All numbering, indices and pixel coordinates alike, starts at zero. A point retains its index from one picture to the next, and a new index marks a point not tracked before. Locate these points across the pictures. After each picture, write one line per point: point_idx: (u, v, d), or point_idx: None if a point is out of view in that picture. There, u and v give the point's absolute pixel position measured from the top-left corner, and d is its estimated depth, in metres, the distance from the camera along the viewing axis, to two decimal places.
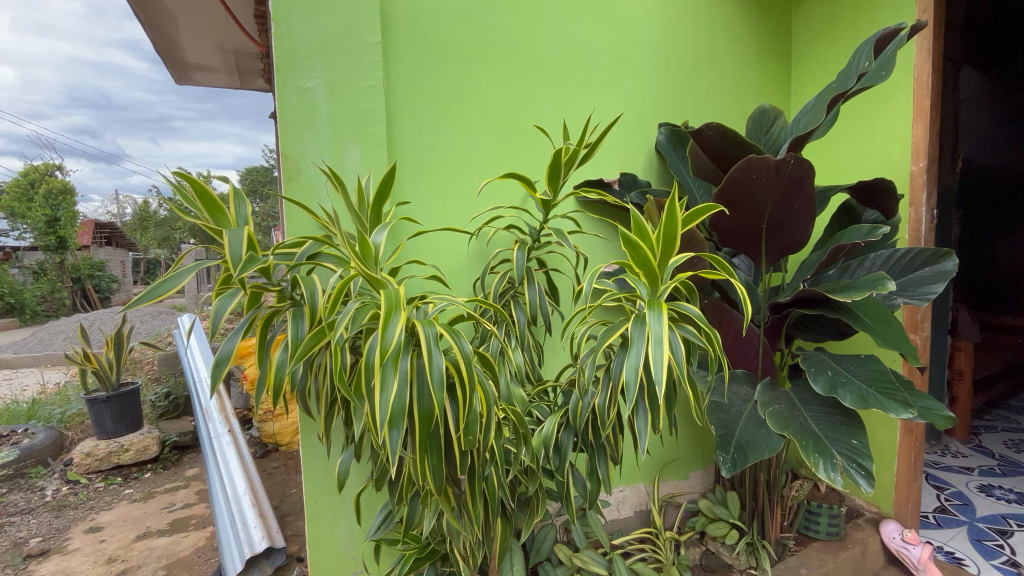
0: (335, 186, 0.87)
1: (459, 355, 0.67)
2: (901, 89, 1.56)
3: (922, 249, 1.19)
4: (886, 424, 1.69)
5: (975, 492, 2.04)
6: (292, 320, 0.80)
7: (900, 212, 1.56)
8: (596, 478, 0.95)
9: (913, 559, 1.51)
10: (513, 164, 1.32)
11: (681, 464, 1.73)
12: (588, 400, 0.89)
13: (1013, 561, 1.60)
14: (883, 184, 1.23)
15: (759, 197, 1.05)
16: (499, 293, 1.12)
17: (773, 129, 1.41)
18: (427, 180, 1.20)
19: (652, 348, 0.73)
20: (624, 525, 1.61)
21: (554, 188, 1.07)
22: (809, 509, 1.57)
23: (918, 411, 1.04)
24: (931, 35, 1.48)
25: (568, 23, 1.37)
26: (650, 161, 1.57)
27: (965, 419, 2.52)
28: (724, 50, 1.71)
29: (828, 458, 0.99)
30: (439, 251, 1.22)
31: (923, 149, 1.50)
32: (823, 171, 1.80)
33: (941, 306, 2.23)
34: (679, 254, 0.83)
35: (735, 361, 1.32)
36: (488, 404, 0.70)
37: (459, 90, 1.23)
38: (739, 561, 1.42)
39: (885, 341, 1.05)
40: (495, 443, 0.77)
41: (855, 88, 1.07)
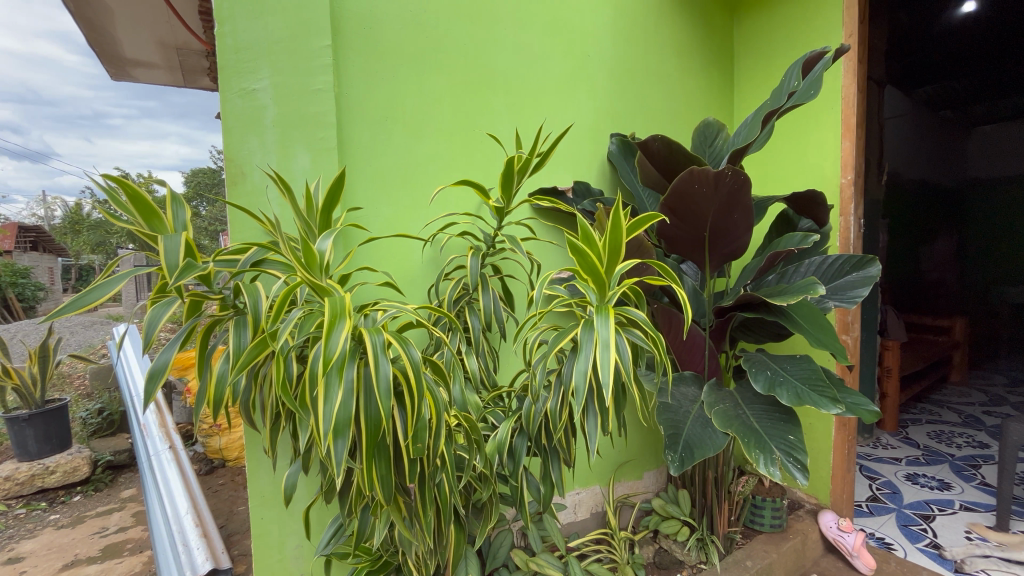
0: (282, 191, 0.86)
1: (408, 363, 0.66)
2: (830, 107, 1.68)
3: (850, 256, 1.28)
4: (823, 420, 1.80)
5: (903, 481, 2.20)
6: (234, 330, 0.77)
7: (831, 221, 1.67)
8: (550, 481, 0.96)
9: (849, 547, 1.61)
10: (468, 171, 1.33)
11: (635, 465, 1.78)
12: (540, 405, 0.90)
13: (935, 543, 1.74)
14: (814, 195, 1.32)
15: (701, 206, 1.10)
16: (453, 300, 1.12)
17: (716, 142, 1.48)
18: (380, 186, 1.19)
19: (600, 352, 0.75)
20: (580, 527, 1.63)
21: (507, 195, 1.09)
22: (754, 503, 1.65)
23: (848, 406, 1.11)
24: (856, 58, 1.60)
25: (522, 34, 1.40)
26: (602, 170, 1.62)
27: (893, 413, 2.72)
28: (672, 65, 1.79)
29: (767, 453, 1.04)
30: (393, 258, 1.20)
31: (851, 163, 1.62)
32: (763, 182, 1.91)
33: (870, 308, 2.40)
34: (626, 260, 0.86)
35: (683, 363, 1.37)
36: (437, 410, 0.70)
37: (413, 97, 1.23)
38: (691, 557, 1.48)
39: (817, 342, 1.12)
40: (446, 450, 0.77)
41: (785, 106, 1.14)
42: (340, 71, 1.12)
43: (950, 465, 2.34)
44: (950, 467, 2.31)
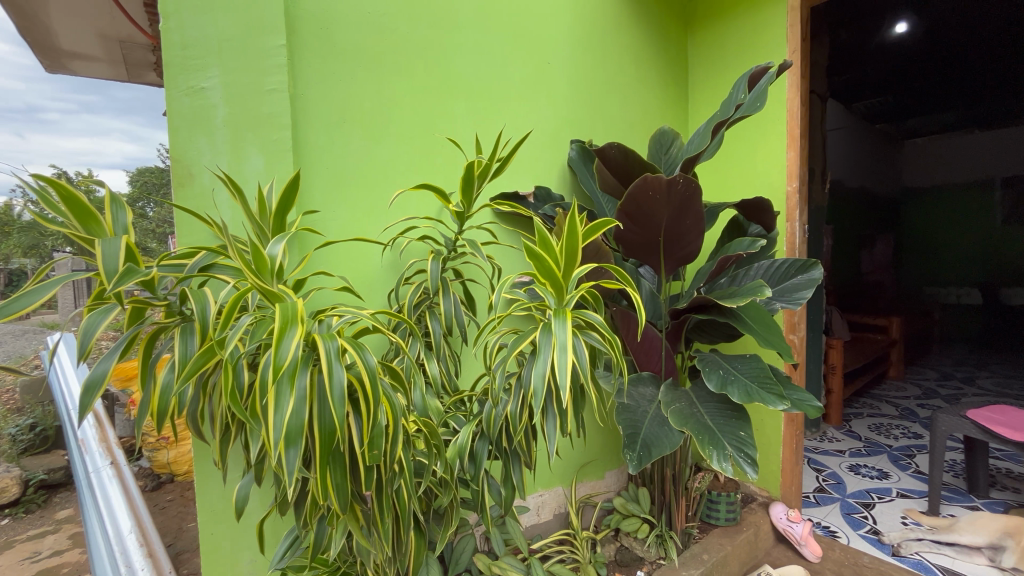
0: (233, 194, 0.84)
1: (363, 370, 0.65)
2: (775, 118, 1.77)
3: (794, 260, 1.36)
4: (773, 416, 1.89)
5: (846, 471, 2.34)
6: (180, 338, 0.74)
7: (778, 226, 1.76)
8: (511, 484, 0.97)
9: (797, 536, 1.70)
10: (428, 175, 1.32)
11: (597, 465, 1.82)
12: (501, 409, 0.90)
13: (874, 529, 1.85)
14: (761, 202, 1.39)
15: (655, 212, 1.14)
16: (414, 304, 1.11)
17: (671, 149, 1.53)
18: (337, 188, 1.17)
19: (557, 354, 0.77)
20: (543, 529, 1.65)
21: (467, 200, 1.09)
22: (709, 498, 1.71)
23: (794, 402, 1.18)
24: (798, 73, 1.70)
25: (482, 40, 1.41)
26: (562, 176, 1.65)
27: (838, 408, 2.88)
28: (629, 73, 1.84)
29: (720, 449, 1.08)
30: (350, 263, 1.19)
31: (796, 172, 1.72)
32: (715, 188, 1.99)
33: (815, 309, 2.54)
34: (583, 265, 0.88)
35: (642, 364, 1.41)
36: (394, 416, 0.69)
37: (372, 99, 1.21)
38: (650, 553, 1.52)
39: (765, 341, 1.18)
40: (404, 457, 0.76)
41: (733, 117, 1.20)
42: (295, 70, 1.09)
43: (888, 455, 2.50)
44: (888, 457, 2.47)
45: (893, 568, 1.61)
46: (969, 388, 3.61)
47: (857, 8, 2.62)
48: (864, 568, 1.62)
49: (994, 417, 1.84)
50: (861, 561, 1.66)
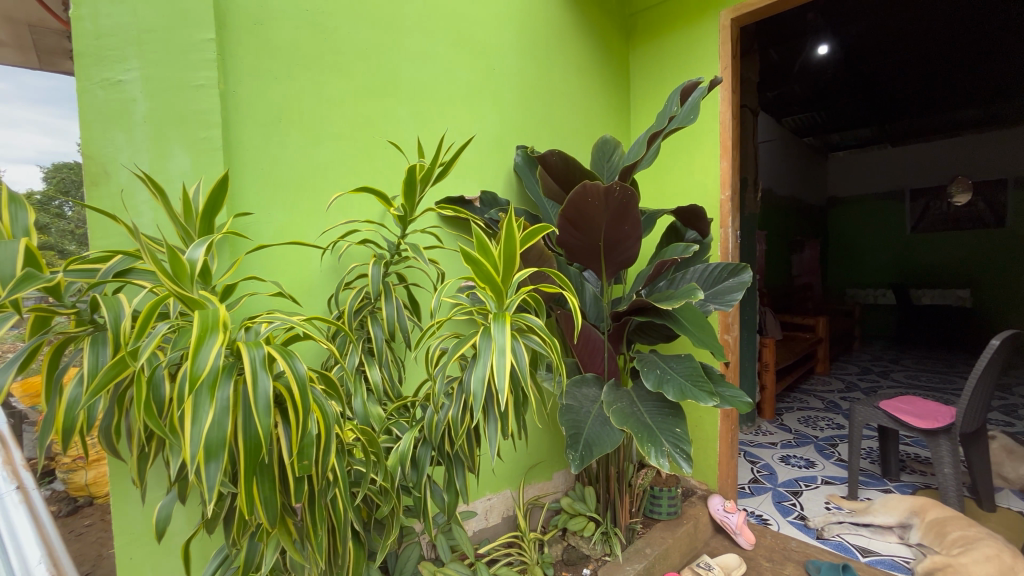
0: (154, 194, 0.79)
1: (293, 378, 0.63)
2: (709, 130, 1.88)
3: (726, 264, 1.44)
4: (711, 413, 1.99)
5: (778, 462, 2.49)
6: (90, 348, 0.68)
7: (713, 232, 1.86)
8: (454, 489, 0.97)
9: (733, 525, 1.79)
10: (371, 177, 1.30)
11: (545, 467, 1.84)
12: (442, 414, 0.90)
13: (801, 515, 1.99)
14: (695, 209, 1.46)
15: (594, 218, 1.18)
16: (355, 309, 1.08)
17: (613, 157, 1.58)
18: (272, 190, 1.12)
19: (496, 358, 0.78)
20: (492, 533, 1.64)
21: (410, 204, 1.08)
22: (652, 493, 1.77)
23: (726, 399, 1.24)
24: (729, 88, 1.80)
25: (427, 43, 1.41)
26: (508, 181, 1.67)
27: (770, 403, 3.06)
28: (574, 82, 1.89)
29: (658, 446, 1.13)
30: (287, 267, 1.14)
31: (728, 181, 1.82)
32: (655, 195, 2.07)
33: (748, 309, 2.70)
34: (523, 269, 0.90)
35: (586, 365, 1.44)
36: (326, 424, 0.67)
37: (310, 99, 1.18)
38: (596, 551, 1.56)
39: (698, 341, 1.24)
40: (339, 466, 0.74)
41: (668, 128, 1.26)
42: (226, 65, 1.04)
43: (814, 446, 2.68)
44: (814, 447, 2.66)
45: (818, 550, 1.74)
46: (884, 381, 3.95)
47: (783, 30, 2.82)
48: (793, 552, 1.73)
49: (903, 407, 2.02)
50: (790, 545, 1.78)
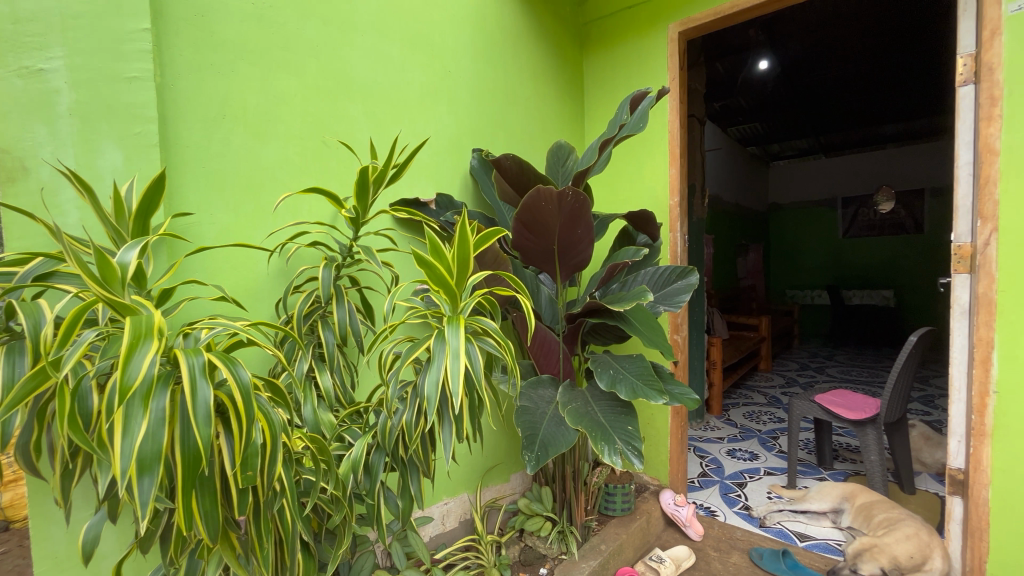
0: (80, 192, 0.73)
1: (236, 387, 0.60)
2: (659, 138, 1.95)
3: (675, 267, 1.50)
4: (662, 411, 2.06)
5: (725, 456, 2.61)
6: (5, 359, 0.63)
7: (663, 236, 1.93)
8: (409, 494, 0.96)
9: (683, 518, 1.86)
10: (321, 178, 1.27)
11: (502, 469, 1.85)
12: (396, 419, 0.89)
13: (745, 505, 2.09)
14: (645, 214, 1.52)
15: (548, 222, 1.20)
16: (304, 314, 1.05)
17: (567, 163, 1.61)
18: (216, 190, 1.07)
19: (450, 361, 0.78)
20: (449, 537, 1.63)
21: (362, 206, 1.07)
22: (607, 491, 1.81)
23: (675, 396, 1.29)
24: (676, 98, 1.88)
25: (380, 43, 1.39)
26: (464, 184, 1.67)
27: (718, 400, 3.20)
28: (529, 87, 1.92)
29: (610, 444, 1.16)
30: (231, 270, 1.09)
31: (677, 187, 1.90)
32: (609, 200, 2.12)
33: (696, 309, 2.82)
34: (477, 273, 0.90)
35: (542, 367, 1.46)
36: (272, 433, 0.65)
37: (257, 95, 1.14)
38: (552, 550, 1.58)
39: (648, 341, 1.29)
40: (287, 476, 0.72)
41: (619, 136, 1.30)
42: (162, 56, 0.99)
43: (757, 439, 2.83)
44: (758, 441, 2.80)
45: (760, 538, 1.84)
46: (821, 376, 4.22)
47: (726, 44, 2.97)
48: (737, 541, 1.82)
49: (835, 400, 2.17)
50: (735, 535, 1.86)
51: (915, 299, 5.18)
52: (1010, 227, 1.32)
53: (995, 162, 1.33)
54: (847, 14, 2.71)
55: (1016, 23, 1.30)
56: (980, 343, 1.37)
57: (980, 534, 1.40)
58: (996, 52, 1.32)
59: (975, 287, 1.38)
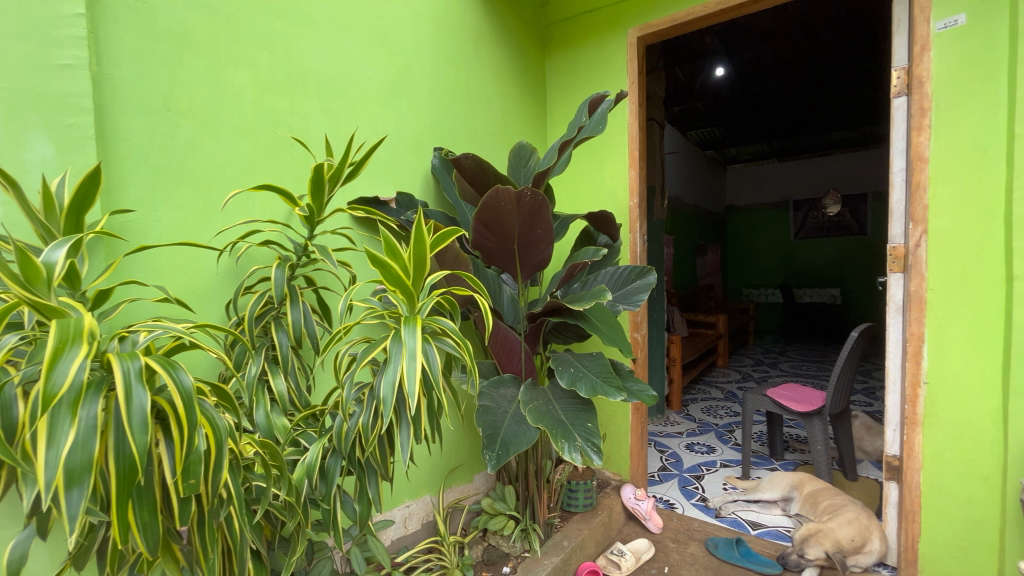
0: (3, 186, 0.68)
1: (177, 392, 0.57)
2: (619, 140, 1.99)
3: (633, 267, 1.53)
4: (623, 407, 2.10)
5: (683, 450, 2.69)
6: None
7: (623, 237, 1.98)
8: (366, 498, 0.94)
9: (643, 511, 1.91)
10: (275, 175, 1.23)
11: (465, 469, 1.85)
12: (352, 422, 0.87)
13: (702, 496, 2.16)
14: (605, 214, 1.54)
15: (508, 222, 1.21)
16: (256, 315, 1.01)
17: (529, 163, 1.62)
18: (159, 186, 1.02)
19: (406, 362, 0.77)
20: (411, 540, 1.61)
21: (317, 205, 1.04)
22: (569, 488, 1.84)
23: (633, 393, 1.32)
24: (635, 101, 1.93)
25: (337, 38, 1.36)
26: (425, 183, 1.65)
27: (677, 395, 3.30)
28: (491, 87, 1.92)
29: (570, 441, 1.18)
30: (176, 270, 1.04)
31: (636, 188, 1.94)
32: (571, 200, 2.15)
33: (656, 308, 2.90)
34: (435, 273, 0.90)
35: (504, 366, 1.47)
36: (217, 439, 0.62)
37: (205, 88, 1.09)
38: (515, 548, 1.59)
39: (608, 340, 1.31)
40: (234, 484, 0.69)
41: (578, 137, 1.32)
42: (99, 43, 0.93)
43: (714, 433, 2.93)
44: (715, 435, 2.90)
45: (716, 528, 1.91)
46: (773, 371, 4.41)
47: (685, 50, 3.06)
48: (694, 532, 1.89)
49: (785, 393, 2.27)
50: (693, 526, 1.93)
51: (859, 297, 5.49)
52: (937, 230, 1.43)
53: (924, 169, 1.43)
54: (796, 26, 2.85)
55: (943, 41, 1.40)
56: (913, 337, 1.46)
57: (913, 516, 1.50)
58: (925, 67, 1.42)
59: (908, 285, 1.48)
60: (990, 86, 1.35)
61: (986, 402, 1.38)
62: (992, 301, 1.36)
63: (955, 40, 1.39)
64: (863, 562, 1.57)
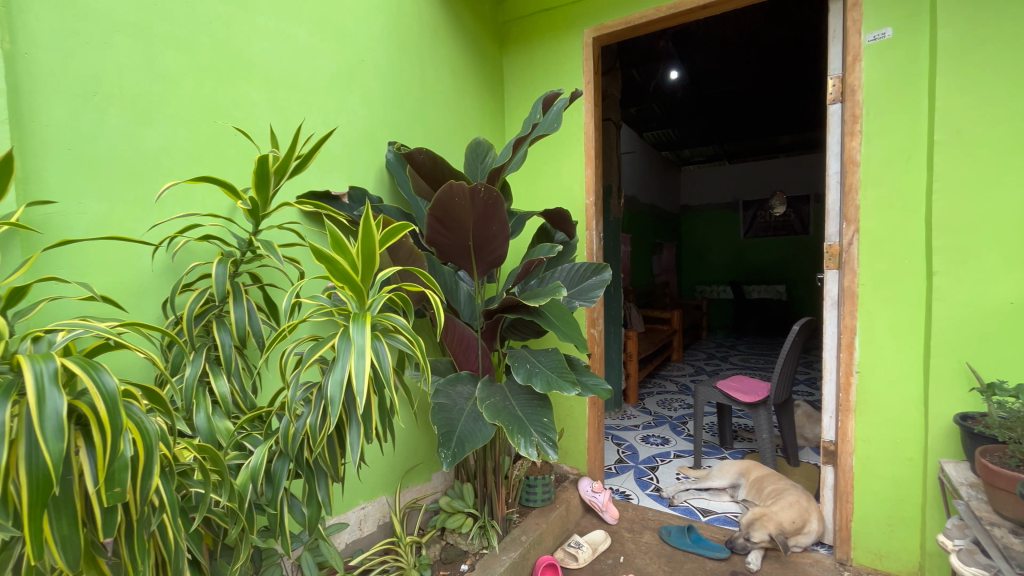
0: None
1: (99, 395, 0.54)
2: (575, 139, 2.02)
3: (589, 264, 1.56)
4: (580, 402, 2.13)
5: (639, 442, 2.77)
6: None
7: (580, 234, 2.01)
8: (316, 502, 0.91)
9: (600, 503, 1.95)
10: (217, 167, 1.17)
11: (423, 468, 1.83)
12: (299, 423, 0.84)
13: (656, 486, 2.23)
14: (561, 212, 1.56)
15: (462, 218, 1.20)
16: (196, 314, 0.96)
17: (486, 159, 1.61)
18: (86, 176, 0.95)
19: (354, 360, 0.75)
20: (367, 542, 1.58)
21: (262, 198, 1.00)
22: (528, 483, 1.85)
23: (589, 387, 1.35)
24: (590, 101, 1.96)
25: (284, 25, 1.31)
26: (379, 179, 1.62)
27: (634, 390, 3.38)
28: (448, 82, 1.90)
29: (527, 436, 1.19)
30: (105, 267, 0.98)
31: (592, 187, 1.98)
32: (528, 197, 2.16)
33: (612, 304, 2.96)
34: (385, 269, 0.88)
35: (460, 362, 1.46)
36: (146, 444, 0.59)
37: (138, 73, 1.02)
38: (473, 545, 1.59)
39: (564, 336, 1.33)
40: (167, 491, 0.66)
41: (533, 135, 1.33)
42: (12, 20, 0.86)
43: (669, 425, 3.03)
44: (669, 426, 3.00)
45: (669, 516, 1.97)
46: (724, 364, 4.61)
47: (640, 52, 3.14)
48: (649, 521, 1.94)
49: (733, 385, 2.38)
50: (647, 515, 1.99)
51: (802, 293, 5.81)
52: (868, 229, 1.53)
53: (857, 171, 1.53)
54: (743, 34, 2.98)
55: (872, 52, 1.50)
56: (846, 330, 1.57)
57: (847, 497, 1.60)
58: (857, 75, 1.51)
59: (842, 281, 1.58)
60: (912, 95, 1.45)
61: (910, 389, 1.49)
62: (914, 295, 1.47)
63: (882, 52, 1.48)
64: (802, 542, 1.67)
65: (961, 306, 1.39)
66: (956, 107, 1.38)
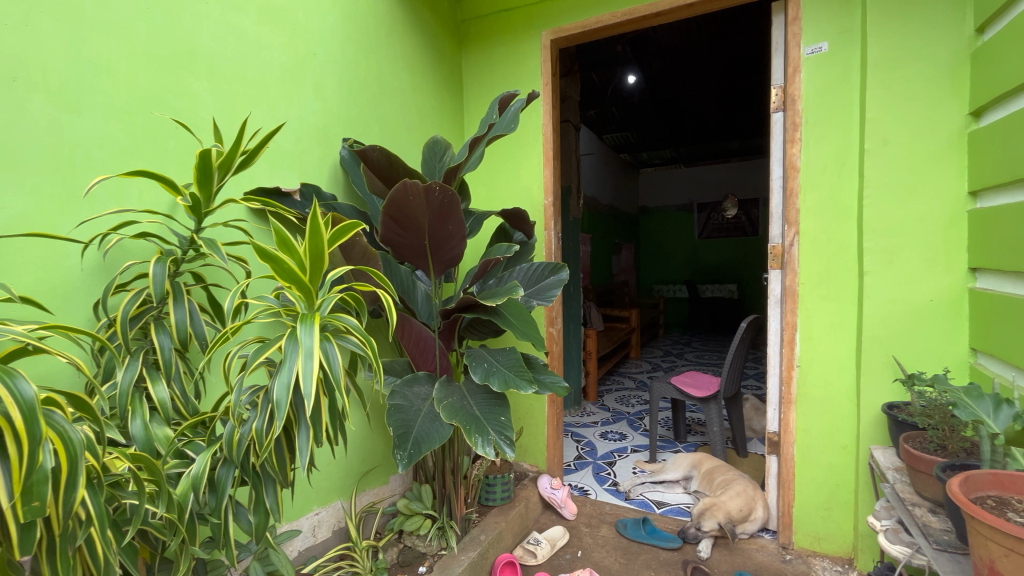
0: None
1: (14, 404, 0.50)
2: (534, 140, 2.03)
3: (546, 264, 1.57)
4: (539, 400, 2.16)
5: (598, 438, 2.82)
6: None
7: (539, 234, 2.02)
8: (263, 508, 0.88)
9: (559, 500, 1.98)
10: (156, 161, 1.11)
11: (380, 471, 1.80)
12: (244, 428, 0.81)
13: (614, 481, 2.29)
14: (519, 212, 1.57)
15: (417, 217, 1.19)
16: (131, 316, 0.90)
17: (444, 158, 1.60)
18: (5, 168, 0.88)
19: (302, 362, 0.73)
20: (321, 549, 1.54)
21: (204, 195, 0.95)
22: (487, 482, 1.86)
23: (545, 385, 1.36)
24: (548, 102, 1.98)
25: (230, 14, 1.26)
26: (333, 176, 1.58)
27: (593, 387, 3.45)
28: (406, 79, 1.87)
29: (484, 435, 1.19)
30: (27, 266, 0.91)
31: (550, 188, 2.00)
32: (487, 197, 2.16)
33: (572, 303, 3.00)
34: (335, 269, 0.86)
35: (417, 363, 1.44)
36: (68, 454, 0.55)
37: (66, 58, 0.96)
38: (431, 547, 1.58)
39: (521, 334, 1.34)
40: (94, 503, 0.62)
41: (490, 134, 1.33)
42: None
43: (626, 420, 3.11)
44: (626, 422, 3.07)
45: (625, 509, 2.02)
46: (680, 360, 4.77)
47: (598, 56, 3.20)
48: (606, 515, 1.99)
49: (686, 380, 2.47)
50: (604, 510, 2.03)
51: (752, 291, 6.09)
52: (807, 231, 1.62)
53: (797, 177, 1.62)
54: (696, 41, 3.09)
55: (811, 64, 1.59)
56: (787, 326, 1.66)
57: (789, 484, 1.69)
58: (797, 86, 1.60)
59: (784, 280, 1.67)
60: (846, 106, 1.55)
61: (844, 381, 1.59)
62: (848, 294, 1.57)
63: (820, 64, 1.58)
64: (749, 529, 1.76)
65: (888, 304, 1.49)
66: (884, 119, 1.48)
